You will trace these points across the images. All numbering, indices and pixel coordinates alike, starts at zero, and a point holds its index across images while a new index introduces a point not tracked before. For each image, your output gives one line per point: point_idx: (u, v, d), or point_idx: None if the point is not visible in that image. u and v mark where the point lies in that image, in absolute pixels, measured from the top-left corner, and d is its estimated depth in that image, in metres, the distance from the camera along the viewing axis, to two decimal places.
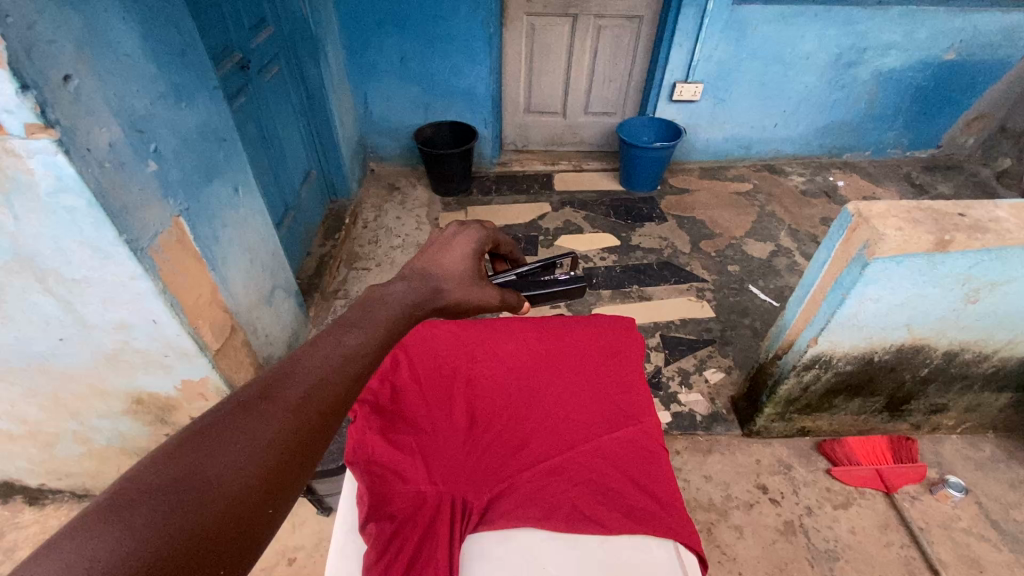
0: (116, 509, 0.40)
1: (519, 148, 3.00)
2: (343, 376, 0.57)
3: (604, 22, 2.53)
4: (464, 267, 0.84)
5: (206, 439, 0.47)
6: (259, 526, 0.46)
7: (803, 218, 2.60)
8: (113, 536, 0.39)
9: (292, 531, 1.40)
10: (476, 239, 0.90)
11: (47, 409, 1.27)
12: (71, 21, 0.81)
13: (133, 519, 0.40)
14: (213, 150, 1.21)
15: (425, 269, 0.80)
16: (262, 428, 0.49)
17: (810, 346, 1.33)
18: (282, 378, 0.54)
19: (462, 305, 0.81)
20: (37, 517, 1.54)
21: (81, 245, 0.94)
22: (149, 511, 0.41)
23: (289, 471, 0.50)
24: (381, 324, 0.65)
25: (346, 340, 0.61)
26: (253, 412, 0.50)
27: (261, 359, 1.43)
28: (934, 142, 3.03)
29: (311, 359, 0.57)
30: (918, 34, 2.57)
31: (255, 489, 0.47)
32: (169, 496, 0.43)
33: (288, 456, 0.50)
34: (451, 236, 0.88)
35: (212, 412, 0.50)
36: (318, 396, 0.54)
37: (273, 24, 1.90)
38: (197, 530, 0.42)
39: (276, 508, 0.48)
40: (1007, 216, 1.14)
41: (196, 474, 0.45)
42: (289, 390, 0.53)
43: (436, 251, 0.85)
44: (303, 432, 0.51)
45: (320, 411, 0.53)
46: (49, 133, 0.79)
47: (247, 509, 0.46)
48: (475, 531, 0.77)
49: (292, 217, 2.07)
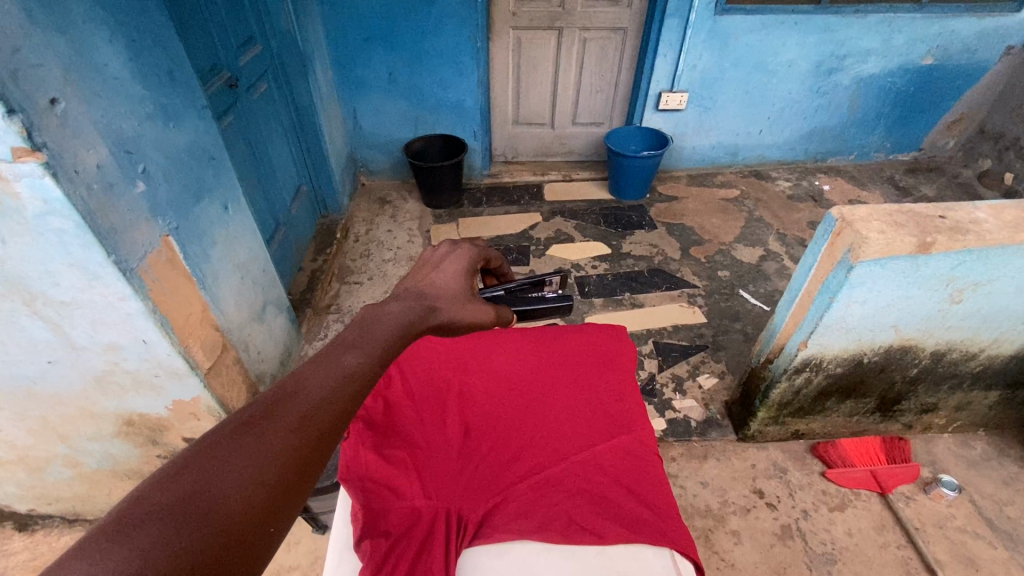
0: (124, 529, 0.41)
1: (508, 160, 3.01)
2: (343, 396, 0.57)
3: (589, 34, 2.57)
4: (457, 285, 0.85)
5: (208, 461, 0.47)
6: (262, 544, 0.46)
7: (791, 223, 2.63)
8: (120, 555, 0.39)
9: (286, 550, 1.38)
10: (467, 258, 0.90)
11: (36, 433, 1.26)
12: (59, 45, 0.82)
13: (140, 538, 0.41)
14: (202, 169, 1.21)
15: (419, 289, 0.81)
16: (264, 446, 0.50)
17: (800, 349, 1.34)
18: (285, 397, 0.55)
19: (455, 321, 0.81)
20: (28, 544, 1.51)
21: (69, 267, 0.94)
22: (155, 531, 0.41)
23: (292, 489, 0.50)
24: (378, 343, 0.66)
25: (344, 359, 0.61)
26: (256, 431, 0.51)
27: (253, 376, 1.42)
28: (916, 145, 3.08)
29: (310, 379, 0.57)
30: (895, 40, 2.63)
31: (258, 507, 0.47)
32: (174, 516, 0.43)
33: (289, 474, 0.50)
34: (444, 257, 0.89)
35: (214, 432, 0.50)
36: (318, 414, 0.55)
37: (261, 43, 1.92)
38: (201, 548, 0.42)
39: (277, 526, 0.48)
40: (987, 217, 1.16)
41: (202, 493, 0.45)
42: (290, 410, 0.54)
43: (427, 271, 0.85)
44: (303, 451, 0.52)
45: (321, 428, 0.54)
46: (36, 156, 0.79)
47: (249, 527, 0.46)
48: (471, 546, 0.77)
49: (282, 233, 2.06)
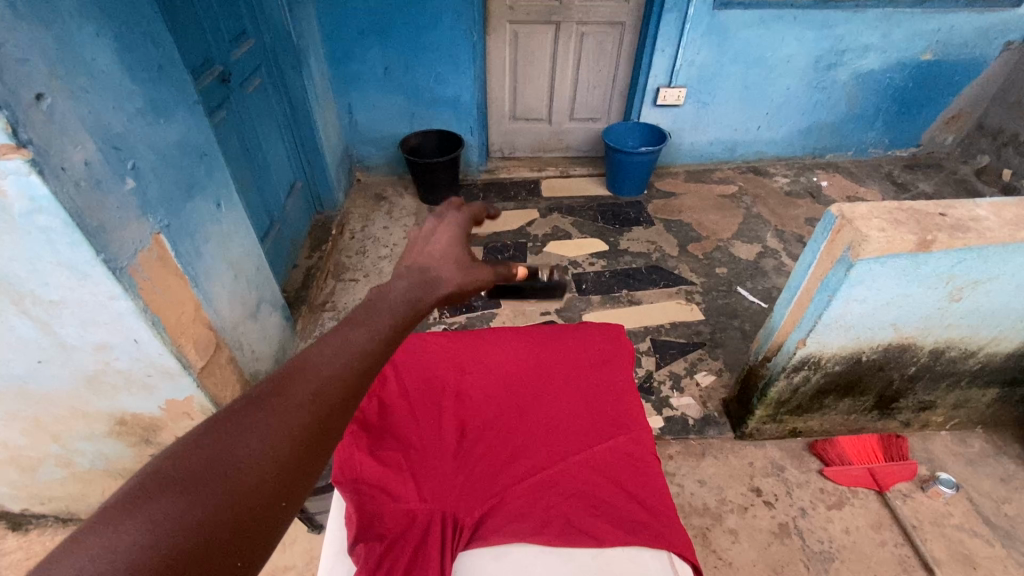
0: (136, 503, 0.40)
1: (505, 156, 2.99)
2: (354, 373, 0.55)
3: (586, 29, 2.54)
4: (458, 249, 0.79)
5: (219, 438, 0.46)
6: (273, 519, 0.46)
7: (789, 219, 2.62)
8: (132, 530, 0.39)
9: (281, 550, 1.37)
10: (461, 223, 0.83)
11: (27, 433, 1.24)
12: (44, 38, 0.80)
13: (151, 513, 0.40)
14: (194, 166, 1.19)
15: (419, 261, 0.75)
16: (274, 423, 0.48)
17: (798, 347, 1.33)
18: (296, 373, 0.53)
19: (465, 292, 0.76)
20: (21, 544, 1.50)
21: (57, 266, 0.92)
22: (166, 505, 0.41)
23: (304, 465, 0.49)
24: (384, 320, 0.63)
25: (356, 334, 0.59)
26: (266, 407, 0.49)
27: (247, 375, 1.41)
28: (914, 141, 3.08)
29: (322, 354, 0.55)
30: (894, 36, 2.62)
31: (269, 483, 0.46)
32: (185, 491, 0.42)
33: (300, 451, 0.49)
34: (434, 226, 0.82)
35: (224, 408, 0.49)
36: (329, 391, 0.53)
37: (254, 37, 1.89)
38: (212, 522, 0.41)
39: (288, 502, 0.47)
40: (987, 214, 1.15)
41: (213, 468, 0.44)
42: (301, 386, 0.52)
43: (420, 245, 0.79)
44: (314, 428, 0.50)
45: (332, 406, 0.52)
46: (21, 153, 0.78)
47: (261, 503, 0.45)
48: (466, 549, 0.76)
49: (277, 229, 2.04)
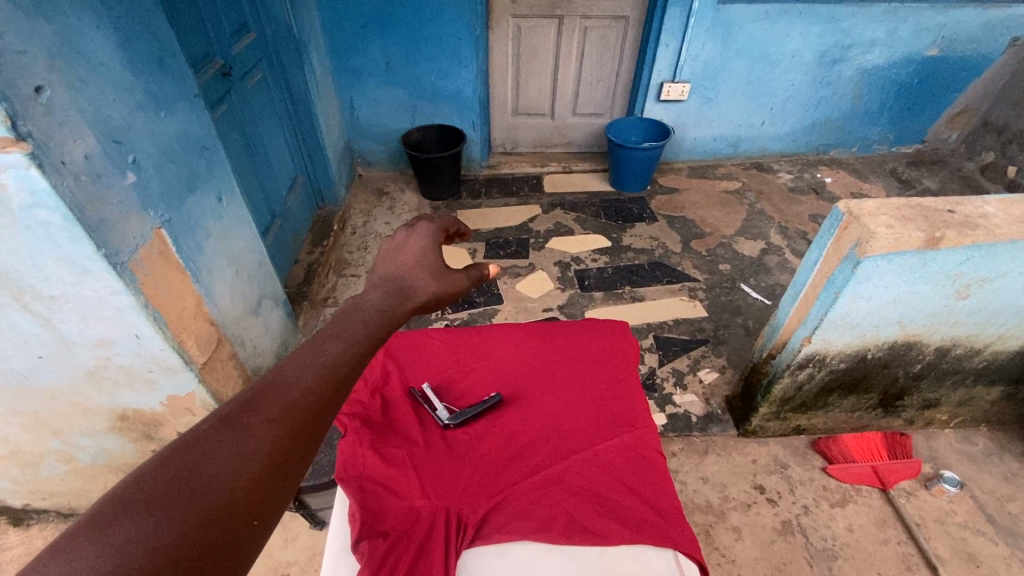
0: (100, 526, 0.39)
1: (507, 151, 2.97)
2: (326, 386, 0.56)
3: (590, 23, 2.52)
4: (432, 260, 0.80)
5: (188, 456, 0.45)
6: (247, 537, 0.45)
7: (792, 216, 2.61)
8: (96, 553, 0.37)
9: (283, 546, 1.37)
10: (431, 233, 0.85)
11: (29, 428, 1.24)
12: (44, 30, 0.79)
13: (116, 535, 0.39)
14: (195, 160, 1.18)
15: (398, 272, 0.77)
16: (245, 439, 0.48)
17: (804, 345, 1.32)
18: (267, 390, 0.53)
19: (441, 298, 0.78)
20: (23, 538, 1.50)
21: (57, 261, 0.91)
22: (132, 526, 0.39)
23: (276, 480, 0.49)
24: (359, 331, 0.64)
25: (328, 348, 0.59)
26: (237, 423, 0.49)
27: (249, 371, 1.40)
28: (918, 138, 3.06)
29: (292, 370, 0.55)
30: (900, 31, 2.60)
31: (241, 499, 0.45)
32: (153, 511, 0.41)
33: (272, 467, 0.48)
34: (405, 237, 0.84)
35: (195, 426, 0.48)
36: (301, 405, 0.53)
37: (256, 30, 1.87)
38: (181, 542, 0.40)
39: (262, 519, 0.46)
40: (996, 211, 1.14)
41: (181, 487, 0.43)
42: (273, 401, 0.52)
43: (392, 255, 0.80)
44: (286, 442, 0.50)
45: (305, 419, 0.52)
46: (21, 146, 0.77)
47: (232, 521, 0.44)
48: (471, 547, 0.75)
49: (278, 225, 2.04)
